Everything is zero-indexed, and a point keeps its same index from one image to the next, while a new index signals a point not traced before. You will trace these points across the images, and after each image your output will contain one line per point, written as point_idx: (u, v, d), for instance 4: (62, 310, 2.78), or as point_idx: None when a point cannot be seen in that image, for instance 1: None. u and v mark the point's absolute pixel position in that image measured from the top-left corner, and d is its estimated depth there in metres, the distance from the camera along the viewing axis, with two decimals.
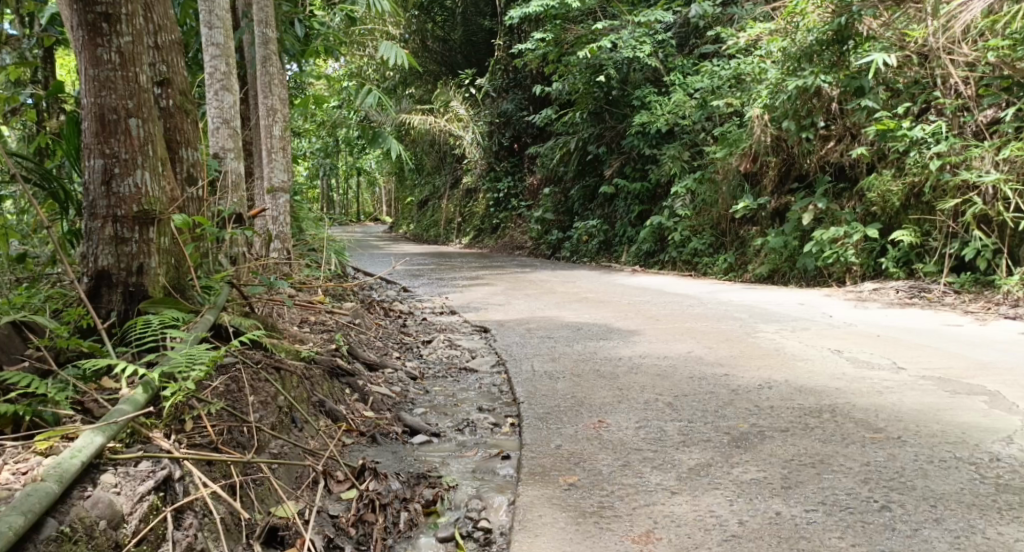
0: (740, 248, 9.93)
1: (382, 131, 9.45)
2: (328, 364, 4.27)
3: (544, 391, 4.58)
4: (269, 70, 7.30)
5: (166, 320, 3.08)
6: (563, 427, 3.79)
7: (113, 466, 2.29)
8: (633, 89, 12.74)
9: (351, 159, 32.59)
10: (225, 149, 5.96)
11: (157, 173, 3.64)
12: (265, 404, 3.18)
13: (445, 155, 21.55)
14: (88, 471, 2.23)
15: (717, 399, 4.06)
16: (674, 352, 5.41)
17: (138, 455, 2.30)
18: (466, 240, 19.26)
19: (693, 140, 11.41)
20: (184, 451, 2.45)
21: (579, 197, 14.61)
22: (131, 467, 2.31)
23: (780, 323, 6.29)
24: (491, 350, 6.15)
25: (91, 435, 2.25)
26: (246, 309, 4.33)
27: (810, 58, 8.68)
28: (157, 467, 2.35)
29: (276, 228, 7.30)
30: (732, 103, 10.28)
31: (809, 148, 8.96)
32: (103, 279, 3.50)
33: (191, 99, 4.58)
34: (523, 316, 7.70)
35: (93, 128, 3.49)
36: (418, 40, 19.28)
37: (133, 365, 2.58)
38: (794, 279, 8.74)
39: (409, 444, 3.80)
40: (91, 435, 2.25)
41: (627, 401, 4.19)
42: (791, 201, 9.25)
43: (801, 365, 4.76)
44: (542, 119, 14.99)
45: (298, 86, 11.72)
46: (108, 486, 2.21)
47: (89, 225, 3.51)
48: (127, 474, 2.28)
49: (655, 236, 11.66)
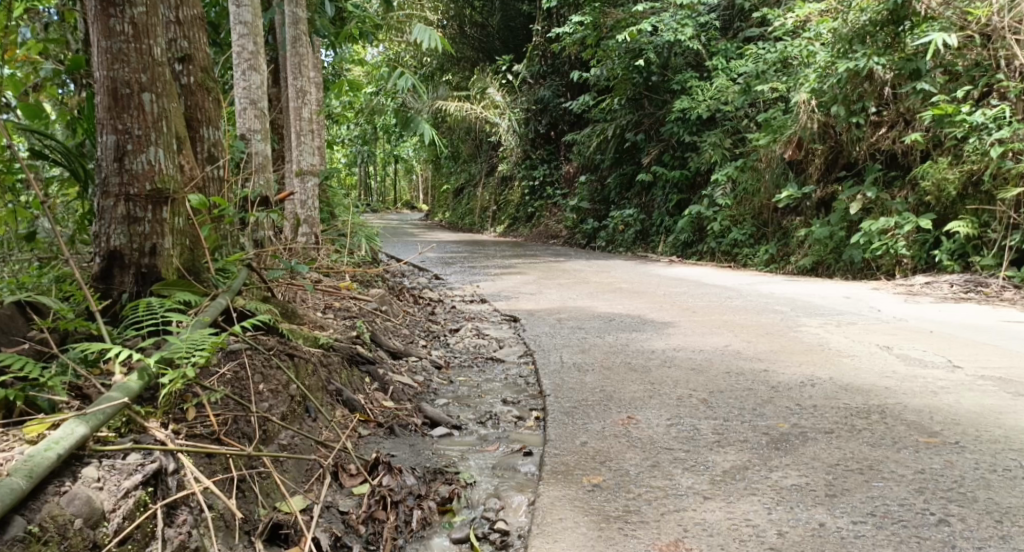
0: (782, 239, 9.59)
1: (415, 115, 9.28)
2: (347, 351, 4.12)
3: (572, 384, 4.38)
4: (300, 50, 7.16)
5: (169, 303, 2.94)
6: (590, 423, 3.59)
7: (98, 459, 2.15)
8: (674, 74, 12.44)
9: (388, 147, 32.60)
10: (252, 130, 5.85)
11: (171, 150, 3.51)
12: (276, 393, 3.03)
13: (482, 142, 21.37)
14: (70, 464, 2.09)
15: (755, 397, 3.83)
16: (711, 346, 5.17)
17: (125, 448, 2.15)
18: (501, 229, 19.09)
19: (736, 126, 11.11)
20: (181, 443, 2.31)
21: (616, 186, 14.33)
22: (119, 459, 2.18)
23: (824, 317, 6.00)
24: (520, 340, 5.96)
25: (72, 425, 2.11)
26: (265, 294, 4.20)
27: (862, 39, 8.32)
28: (147, 460, 2.20)
29: (304, 212, 7.19)
30: (778, 88, 9.92)
31: (859, 134, 8.60)
32: (114, 260, 3.38)
33: (213, 77, 4.47)
34: (555, 305, 7.50)
35: (105, 102, 3.36)
36: (455, 25, 19.08)
37: (129, 350, 2.44)
38: (839, 272, 8.40)
39: (429, 437, 3.64)
40: (73, 424, 2.11)
41: (659, 396, 3.97)
42: (838, 190, 8.90)
43: (846, 361, 4.49)
44: (580, 105, 14.72)
45: (333, 71, 11.61)
46: (90, 481, 2.07)
47: (100, 204, 3.39)
48: (112, 469, 2.13)
49: (694, 226, 11.36)
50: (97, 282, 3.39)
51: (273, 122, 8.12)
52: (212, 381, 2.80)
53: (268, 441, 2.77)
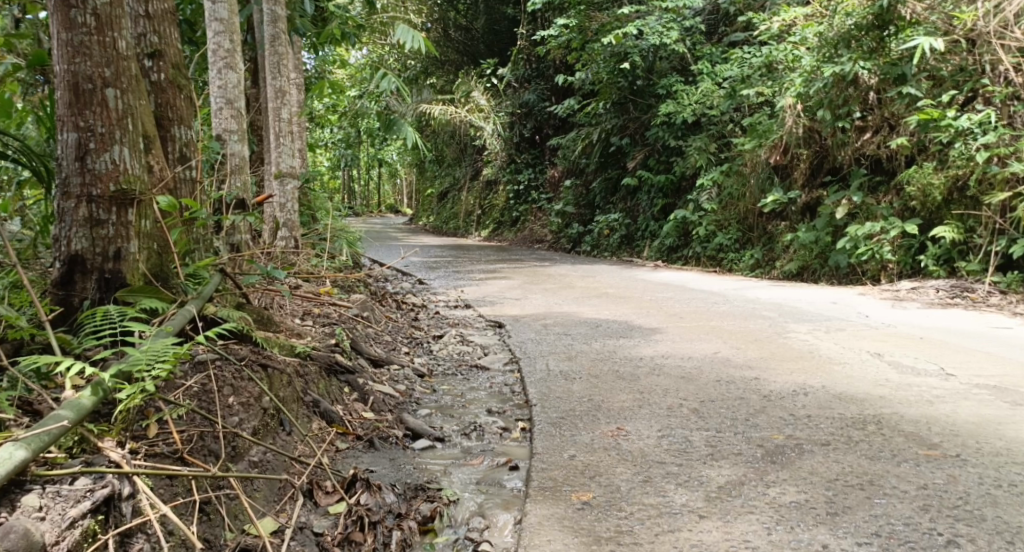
0: (768, 244, 9.51)
1: (397, 118, 9.13)
2: (326, 360, 3.95)
3: (558, 393, 4.23)
4: (279, 50, 6.98)
5: (129, 313, 2.78)
6: (578, 435, 3.44)
7: (41, 485, 1.96)
8: (659, 78, 12.38)
9: (373, 150, 32.39)
10: (228, 131, 5.65)
11: (137, 149, 3.34)
12: (247, 407, 2.87)
13: (466, 146, 21.24)
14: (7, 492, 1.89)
15: (748, 407, 3.70)
16: (699, 353, 5.04)
17: (73, 473, 1.96)
18: (485, 234, 18.96)
19: (720, 131, 11.02)
20: (137, 463, 2.17)
21: (601, 190, 14.24)
22: (65, 485, 1.99)
23: (813, 323, 5.90)
24: (504, 346, 5.82)
25: (11, 448, 1.90)
26: (240, 300, 4.02)
27: (847, 44, 8.28)
28: (98, 485, 2.02)
29: (284, 215, 7.01)
30: (764, 92, 9.84)
31: (844, 139, 8.53)
32: (76, 265, 3.20)
33: (184, 75, 4.30)
34: (540, 311, 7.36)
35: (66, 98, 3.18)
36: (439, 29, 18.95)
37: (82, 363, 2.27)
38: (825, 277, 8.32)
39: (409, 450, 3.48)
40: (12, 448, 1.90)
41: (648, 406, 3.83)
42: (823, 195, 8.83)
43: (839, 369, 4.38)
44: (565, 109, 14.60)
45: (315, 73, 11.41)
46: (31, 511, 1.87)
47: (61, 205, 3.21)
48: (57, 497, 1.94)
49: (679, 231, 11.27)
50: (57, 289, 3.20)
51: (252, 124, 7.93)
52: (177, 394, 2.64)
53: (237, 458, 2.62)
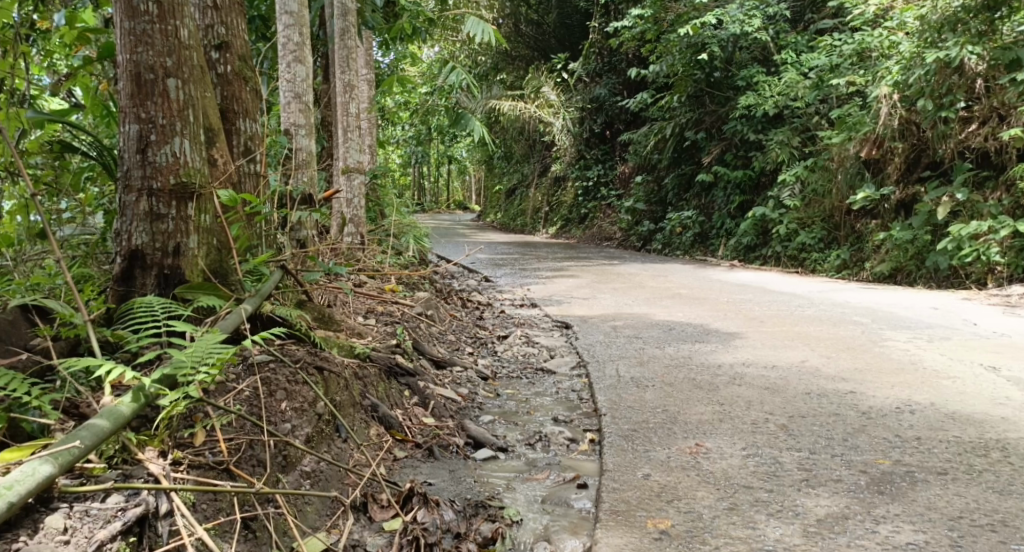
0: (856, 244, 8.98)
1: (466, 112, 8.92)
2: (385, 362, 3.79)
3: (630, 401, 3.97)
4: (348, 43, 6.88)
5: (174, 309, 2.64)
6: (653, 451, 3.19)
7: (69, 505, 1.88)
8: (738, 70, 11.90)
9: (442, 147, 32.53)
10: (296, 126, 5.52)
11: (198, 142, 3.20)
12: (300, 413, 2.71)
13: (535, 142, 21.03)
14: (30, 512, 1.83)
15: (845, 425, 3.38)
16: (784, 361, 4.71)
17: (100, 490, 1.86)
18: (553, 231, 18.71)
19: (805, 124, 10.59)
20: (177, 478, 2.04)
21: (674, 186, 13.83)
22: (96, 502, 1.92)
23: (911, 330, 5.48)
24: (573, 348, 5.58)
25: (36, 463, 1.80)
26: (300, 297, 3.89)
27: (953, 27, 7.75)
28: (130, 504, 1.94)
29: (350, 211, 6.89)
30: (855, 81, 9.29)
31: (945, 131, 7.97)
32: (136, 260, 3.09)
33: (251, 66, 4.18)
34: (611, 312, 7.08)
35: (128, 89, 3.07)
36: (511, 24, 18.78)
37: (122, 367, 2.15)
38: (921, 280, 7.80)
39: (472, 461, 3.28)
40: (37, 463, 1.80)
41: (729, 420, 3.54)
42: (921, 191, 8.29)
43: (947, 384, 4.01)
44: (637, 103, 14.22)
45: (386, 69, 11.35)
46: (54, 534, 1.80)
47: (122, 199, 3.10)
48: (85, 517, 1.87)
49: (757, 229, 10.82)
50: (118, 285, 3.10)
51: (322, 119, 7.87)
52: (227, 399, 2.50)
53: (288, 468, 2.47)
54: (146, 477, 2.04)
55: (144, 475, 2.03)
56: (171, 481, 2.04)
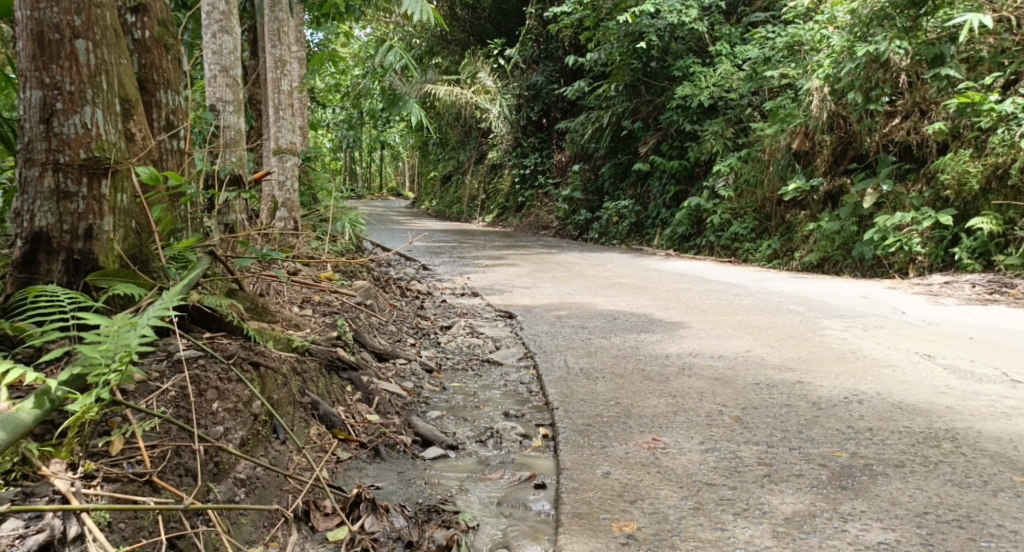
0: (786, 234, 9.07)
1: (403, 94, 8.59)
2: (326, 356, 3.55)
3: (581, 394, 3.83)
4: (280, 16, 6.53)
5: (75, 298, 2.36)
6: (609, 446, 3.04)
7: None
8: (674, 60, 11.89)
9: (375, 132, 31.89)
10: (223, 101, 5.17)
11: (113, 112, 2.90)
12: (234, 414, 2.46)
13: (471, 129, 20.75)
14: None
15: (798, 417, 3.30)
16: (730, 351, 4.63)
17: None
18: (489, 219, 18.51)
19: (738, 116, 10.65)
20: (89, 494, 1.80)
21: (610, 175, 13.81)
22: None
23: (848, 319, 5.50)
24: (517, 339, 5.42)
25: None
26: (232, 286, 3.61)
27: (881, 22, 7.65)
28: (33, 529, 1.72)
29: (282, 195, 6.54)
30: (789, 73, 9.30)
31: (871, 124, 8.13)
32: (40, 243, 2.78)
33: (172, 33, 3.85)
34: (551, 301, 6.95)
35: (30, 50, 2.75)
36: (446, 7, 18.44)
37: (19, 369, 1.88)
38: (847, 270, 7.90)
39: (420, 460, 3.08)
40: None
41: (684, 412, 3.42)
42: (847, 183, 8.37)
43: (888, 373, 3.99)
44: (574, 91, 14.13)
45: (319, 49, 10.91)
46: None
47: (23, 174, 2.77)
48: None
49: (692, 219, 10.86)
50: (20, 271, 2.78)
51: (250, 98, 7.48)
52: (149, 400, 2.23)
53: (220, 477, 2.24)
54: (53, 495, 1.79)
55: (49, 493, 1.79)
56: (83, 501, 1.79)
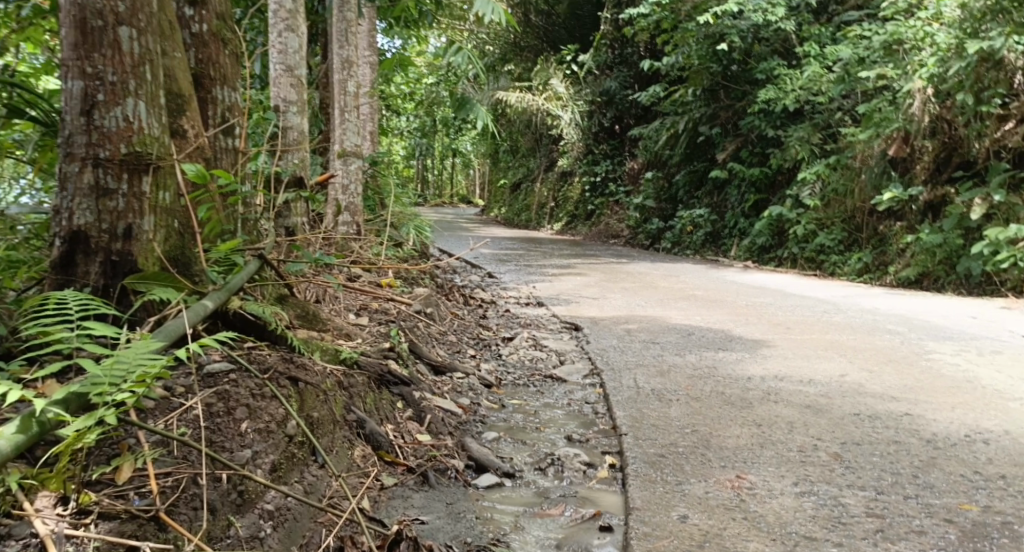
0: (879, 247, 8.48)
1: (470, 97, 8.23)
2: (376, 369, 3.29)
3: (653, 418, 3.47)
4: (348, 15, 6.35)
5: (90, 309, 2.25)
6: (685, 483, 2.68)
7: None
8: (757, 63, 11.36)
9: (447, 140, 31.99)
10: (287, 102, 4.96)
11: (157, 104, 2.69)
12: (265, 436, 2.24)
13: (542, 136, 20.47)
14: None
15: (911, 458, 2.87)
16: (821, 375, 4.19)
17: None
18: (559, 227, 18.18)
19: (826, 121, 10.06)
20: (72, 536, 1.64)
21: (685, 183, 13.33)
22: None
23: (955, 342, 4.97)
24: (584, 354, 5.08)
25: None
26: (283, 292, 3.39)
27: (996, 17, 7.22)
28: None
29: (347, 198, 6.33)
30: (885, 75, 8.66)
31: (980, 128, 7.48)
32: (78, 243, 2.58)
33: (231, 28, 3.62)
34: (622, 313, 6.58)
35: (71, 38, 2.55)
36: (521, 13, 18.25)
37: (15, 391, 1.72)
38: (950, 286, 7.33)
39: (472, 489, 2.79)
40: None
41: (771, 445, 3.03)
42: (952, 192, 7.77)
43: (1014, 408, 3.51)
44: (649, 96, 13.69)
45: (390, 53, 10.79)
46: None
47: (63, 169, 2.58)
48: None
49: (773, 229, 10.29)
50: (57, 272, 2.60)
51: (320, 101, 7.34)
52: (170, 421, 2.05)
53: (243, 509, 2.00)
54: (29, 538, 1.63)
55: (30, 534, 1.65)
56: (62, 549, 1.62)
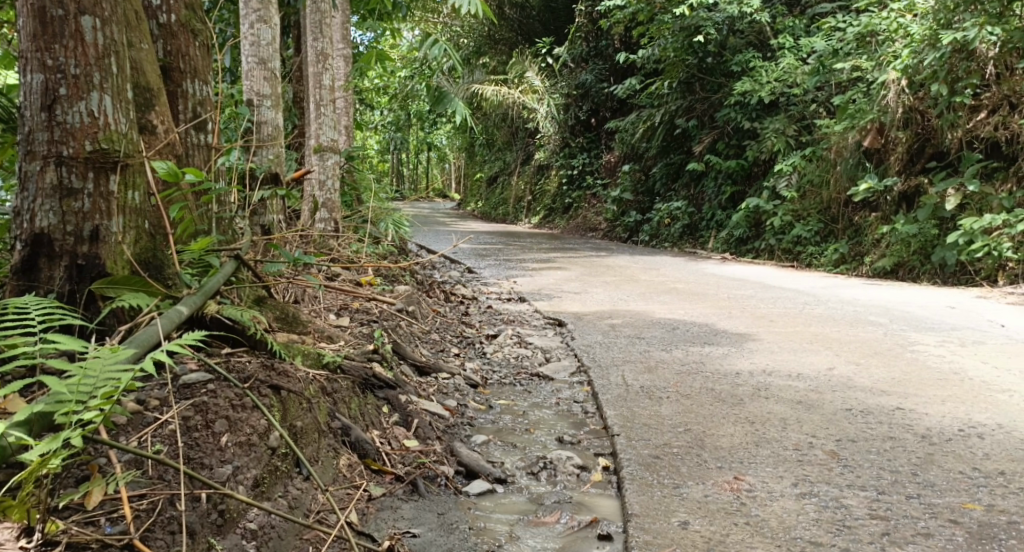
0: (855, 237, 8.48)
1: (447, 92, 7.94)
2: (360, 373, 3.17)
3: (644, 417, 3.38)
4: (320, 7, 6.20)
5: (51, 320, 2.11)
6: (683, 486, 2.59)
7: None
8: (733, 54, 11.34)
9: (422, 135, 31.75)
10: (260, 95, 4.80)
11: (124, 98, 2.54)
12: (246, 450, 2.12)
13: (517, 130, 20.34)
14: None
15: (908, 455, 2.81)
16: (810, 369, 4.13)
17: None
18: (535, 221, 18.08)
19: (801, 112, 10.06)
20: None
21: (661, 176, 13.29)
22: None
23: (939, 333, 4.95)
24: (568, 351, 5.00)
25: None
26: (261, 294, 3.25)
27: (969, 7, 7.14)
28: None
29: (323, 195, 6.18)
30: (860, 66, 8.66)
31: (953, 119, 7.48)
32: (41, 246, 2.43)
33: (202, 18, 3.46)
34: (603, 308, 6.51)
35: (31, 27, 2.40)
36: (495, 6, 18.11)
37: None
38: (925, 276, 7.29)
39: (463, 496, 2.68)
40: None
41: (767, 444, 2.96)
42: (925, 182, 7.76)
43: (1003, 400, 3.47)
44: (625, 89, 13.63)
45: (364, 47, 10.63)
46: None
47: (24, 167, 2.43)
48: None
49: (750, 221, 10.27)
50: (19, 277, 2.45)
51: (294, 96, 7.17)
52: (144, 438, 1.95)
53: (224, 530, 1.90)
54: None
55: None
56: None
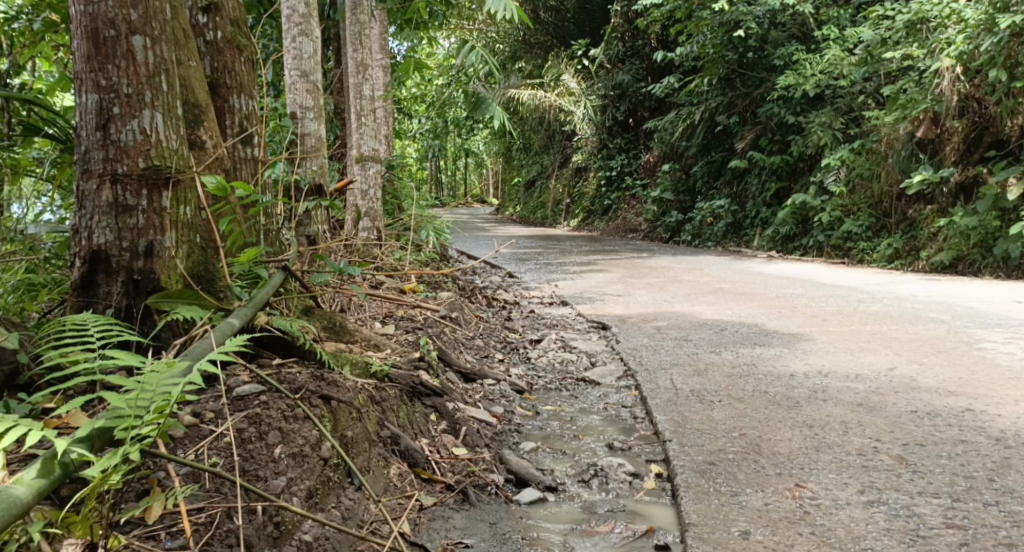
0: (909, 231, 8.26)
1: (484, 96, 7.84)
2: (408, 381, 3.17)
3: (697, 422, 3.31)
4: (360, 17, 6.25)
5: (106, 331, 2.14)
6: (742, 494, 2.52)
7: None
8: (774, 48, 11.13)
9: (459, 141, 31.89)
10: (303, 107, 4.82)
11: (174, 115, 2.56)
12: (300, 461, 2.13)
13: (554, 132, 20.27)
14: None
15: (982, 459, 2.71)
16: (869, 370, 4.02)
17: None
18: (575, 224, 17.99)
19: (849, 105, 9.83)
20: None
21: (703, 174, 13.13)
22: None
23: (1004, 329, 4.78)
24: (614, 354, 4.94)
25: None
26: (308, 304, 3.27)
27: None
28: None
29: (365, 204, 6.22)
30: (911, 54, 8.43)
31: (1013, 106, 7.24)
32: (98, 263, 2.48)
33: (247, 33, 3.51)
34: (649, 310, 6.43)
35: (85, 49, 2.44)
36: (530, 10, 18.08)
37: (36, 430, 1.62)
38: (987, 269, 7.08)
39: (515, 505, 2.65)
40: None
41: (828, 449, 2.88)
42: (983, 172, 7.55)
43: None
44: (664, 88, 13.48)
45: (401, 55, 10.69)
46: None
47: (81, 186, 2.48)
48: None
49: (796, 217, 10.07)
50: (79, 294, 2.51)
51: (335, 107, 7.23)
52: (201, 451, 1.98)
53: (281, 541, 1.91)
54: None
55: None
56: None
